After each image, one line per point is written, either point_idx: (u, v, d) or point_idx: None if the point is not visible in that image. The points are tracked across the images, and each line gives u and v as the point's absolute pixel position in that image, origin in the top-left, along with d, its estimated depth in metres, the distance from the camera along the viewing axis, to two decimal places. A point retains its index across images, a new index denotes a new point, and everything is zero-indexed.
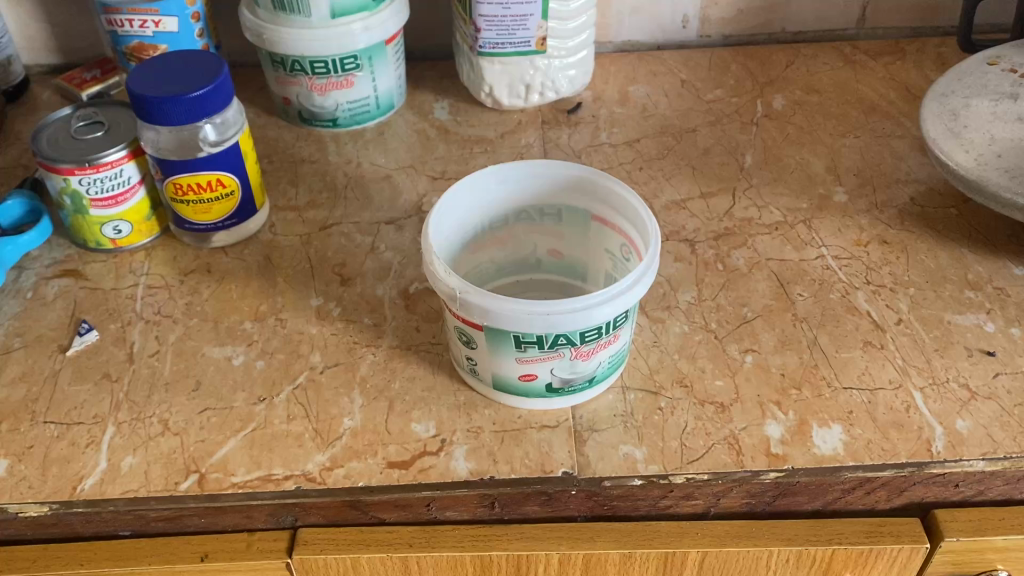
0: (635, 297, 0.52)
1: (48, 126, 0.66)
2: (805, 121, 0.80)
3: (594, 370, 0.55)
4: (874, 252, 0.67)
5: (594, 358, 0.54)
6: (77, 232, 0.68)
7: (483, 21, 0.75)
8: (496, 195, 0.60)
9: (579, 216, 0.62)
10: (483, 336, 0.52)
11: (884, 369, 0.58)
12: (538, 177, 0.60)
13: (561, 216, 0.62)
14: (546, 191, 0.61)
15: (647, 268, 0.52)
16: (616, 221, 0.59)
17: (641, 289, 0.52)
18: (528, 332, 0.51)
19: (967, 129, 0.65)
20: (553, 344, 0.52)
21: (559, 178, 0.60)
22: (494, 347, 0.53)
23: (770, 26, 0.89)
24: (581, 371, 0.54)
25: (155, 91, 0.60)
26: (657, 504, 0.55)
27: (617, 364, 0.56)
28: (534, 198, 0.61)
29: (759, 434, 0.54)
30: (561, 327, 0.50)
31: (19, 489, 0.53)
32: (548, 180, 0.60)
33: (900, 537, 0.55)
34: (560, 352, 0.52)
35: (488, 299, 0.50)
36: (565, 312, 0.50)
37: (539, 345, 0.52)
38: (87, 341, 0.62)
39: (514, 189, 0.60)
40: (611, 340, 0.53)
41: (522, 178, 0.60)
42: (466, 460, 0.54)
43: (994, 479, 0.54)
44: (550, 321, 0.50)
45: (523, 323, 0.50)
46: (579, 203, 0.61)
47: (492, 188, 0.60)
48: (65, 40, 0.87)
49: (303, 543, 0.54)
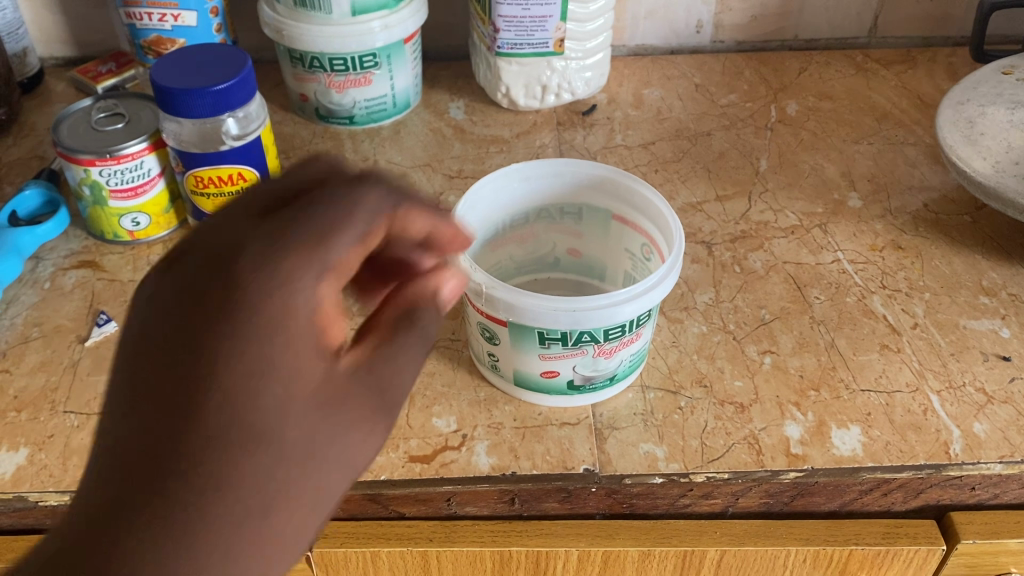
0: (659, 296, 0.52)
1: (68, 116, 0.66)
2: (819, 127, 0.81)
3: (616, 367, 0.55)
4: (890, 256, 0.67)
5: (617, 356, 0.54)
6: (94, 223, 0.68)
7: (503, 21, 0.76)
8: (519, 193, 0.61)
9: (600, 215, 0.62)
10: (507, 332, 0.53)
11: (901, 372, 0.58)
12: (560, 176, 0.60)
13: (581, 215, 0.63)
14: (568, 189, 0.61)
15: (672, 267, 0.52)
16: (637, 221, 0.60)
17: (666, 286, 0.52)
18: (553, 328, 0.51)
19: (983, 137, 0.66)
20: (577, 341, 0.52)
21: (580, 177, 0.60)
22: (518, 342, 0.53)
23: (783, 32, 0.90)
24: (603, 368, 0.54)
25: (180, 84, 0.60)
26: (675, 503, 0.55)
27: (637, 363, 0.57)
28: (555, 197, 0.62)
29: (779, 434, 0.55)
30: (588, 323, 0.50)
31: (39, 478, 0.53)
32: (571, 180, 0.61)
33: (916, 539, 0.55)
34: (583, 349, 0.53)
35: (514, 294, 0.50)
36: (590, 309, 0.50)
37: (564, 342, 0.52)
38: (106, 332, 0.61)
39: (537, 189, 0.61)
40: (633, 338, 0.54)
41: (545, 177, 0.60)
42: (488, 455, 0.54)
43: (1011, 483, 0.55)
44: (576, 317, 0.50)
45: (548, 319, 0.50)
46: (600, 203, 0.61)
47: (514, 186, 0.60)
48: (79, 33, 0.87)
49: (323, 536, 0.55)
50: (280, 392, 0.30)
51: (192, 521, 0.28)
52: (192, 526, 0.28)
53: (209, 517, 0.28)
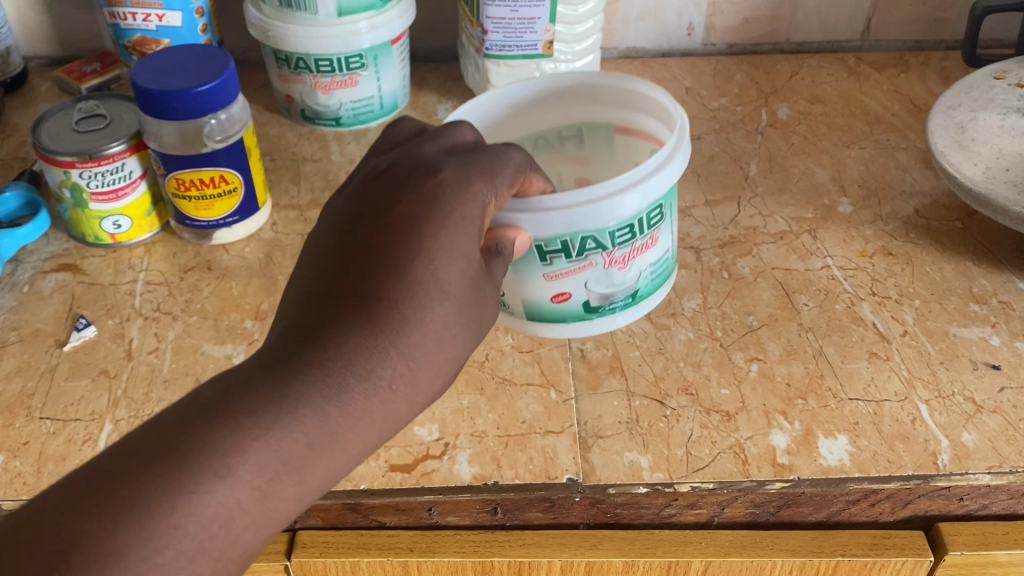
0: (662, 182, 0.54)
1: (49, 117, 0.65)
2: (810, 131, 0.80)
3: (629, 280, 0.57)
4: (880, 262, 0.67)
5: (626, 265, 0.56)
6: (75, 226, 0.67)
7: (491, 23, 0.75)
8: (517, 116, 0.63)
9: (600, 131, 0.65)
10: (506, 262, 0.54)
11: (889, 381, 0.58)
12: (556, 96, 0.63)
13: (582, 136, 0.66)
14: (566, 110, 0.64)
15: (672, 153, 0.54)
16: (640, 125, 0.63)
17: (667, 176, 0.54)
18: (554, 236, 0.52)
19: (974, 142, 0.66)
20: (582, 251, 0.53)
21: (573, 95, 0.63)
22: (522, 270, 0.55)
23: (775, 35, 0.89)
24: (615, 282, 0.56)
25: (161, 86, 0.59)
26: (660, 513, 0.55)
27: (652, 279, 0.59)
28: (554, 119, 0.65)
29: (765, 443, 0.54)
30: (588, 223, 0.52)
31: (14, 486, 0.52)
32: (566, 99, 0.64)
33: (904, 550, 0.55)
34: (592, 261, 0.54)
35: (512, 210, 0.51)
36: (587, 206, 0.51)
37: (568, 255, 0.53)
38: (84, 336, 0.61)
39: (535, 110, 0.64)
40: (641, 245, 0.55)
41: (541, 99, 0.63)
42: (470, 464, 0.53)
43: (999, 493, 0.54)
44: (572, 218, 0.51)
45: (548, 226, 0.51)
46: (600, 117, 0.64)
47: (512, 110, 0.63)
48: (63, 32, 0.86)
49: (302, 545, 0.56)
50: (433, 333, 0.40)
51: (343, 418, 0.38)
52: (342, 422, 0.38)
53: (355, 414, 0.38)
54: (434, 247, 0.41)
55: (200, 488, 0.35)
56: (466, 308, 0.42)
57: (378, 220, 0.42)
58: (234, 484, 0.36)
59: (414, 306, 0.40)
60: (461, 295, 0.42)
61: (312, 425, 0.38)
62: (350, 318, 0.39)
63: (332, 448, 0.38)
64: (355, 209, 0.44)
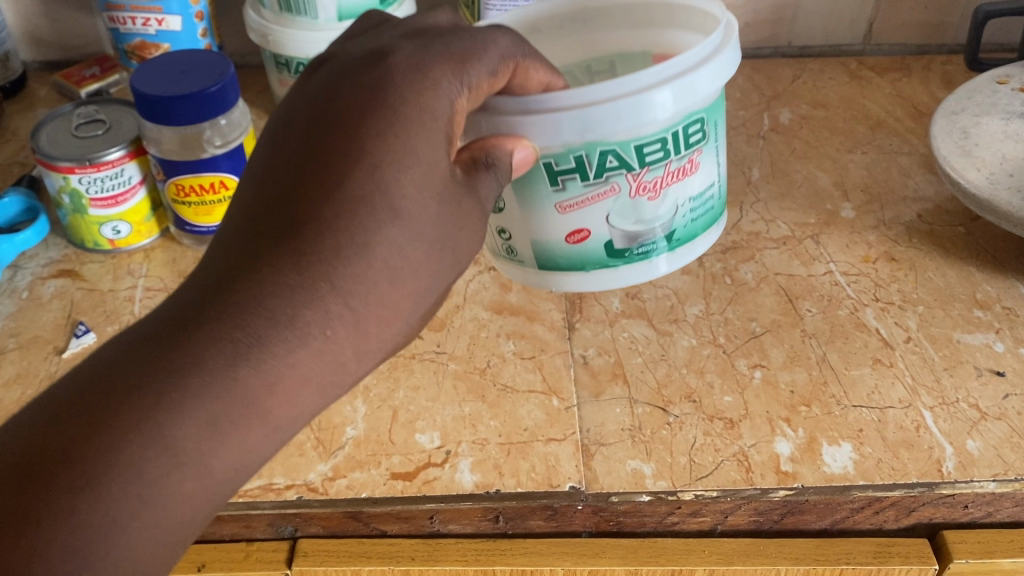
0: (696, 84, 0.49)
1: (48, 122, 0.65)
2: (812, 135, 0.80)
3: (657, 213, 0.53)
4: (883, 268, 0.66)
5: (654, 196, 0.52)
6: (74, 232, 0.66)
7: None
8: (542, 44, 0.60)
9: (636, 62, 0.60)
10: (518, 189, 0.52)
11: (893, 387, 0.57)
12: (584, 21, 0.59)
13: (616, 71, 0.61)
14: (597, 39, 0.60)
15: (709, 54, 0.50)
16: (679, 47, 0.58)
17: (701, 79, 0.49)
18: (568, 145, 0.49)
19: (977, 147, 0.65)
20: (600, 169, 0.50)
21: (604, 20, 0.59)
22: (536, 199, 0.52)
23: (776, 39, 0.90)
24: (641, 215, 0.53)
25: (161, 91, 0.59)
26: (663, 521, 0.54)
27: (686, 219, 0.55)
28: (584, 49, 0.61)
29: (768, 450, 0.54)
30: (605, 127, 0.48)
31: None
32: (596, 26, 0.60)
33: (908, 558, 0.55)
34: (613, 185, 0.51)
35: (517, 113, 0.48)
36: (605, 106, 0.47)
37: (584, 175, 0.51)
38: (84, 343, 0.60)
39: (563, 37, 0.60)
40: (670, 172, 0.52)
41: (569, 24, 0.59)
42: (472, 472, 0.53)
43: (1004, 501, 0.53)
44: (586, 120, 0.48)
45: (559, 129, 0.48)
46: (634, 44, 0.60)
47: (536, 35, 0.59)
48: (63, 37, 0.86)
49: (303, 554, 0.55)
50: (382, 262, 0.37)
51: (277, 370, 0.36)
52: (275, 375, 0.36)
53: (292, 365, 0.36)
54: (377, 167, 0.38)
55: (111, 452, 0.34)
56: (424, 230, 0.39)
57: (324, 128, 0.39)
58: (162, 440, 0.35)
59: (355, 230, 0.37)
60: (420, 211, 0.38)
61: (249, 375, 0.36)
62: (283, 251, 0.37)
63: (269, 407, 0.37)
64: (305, 112, 0.40)
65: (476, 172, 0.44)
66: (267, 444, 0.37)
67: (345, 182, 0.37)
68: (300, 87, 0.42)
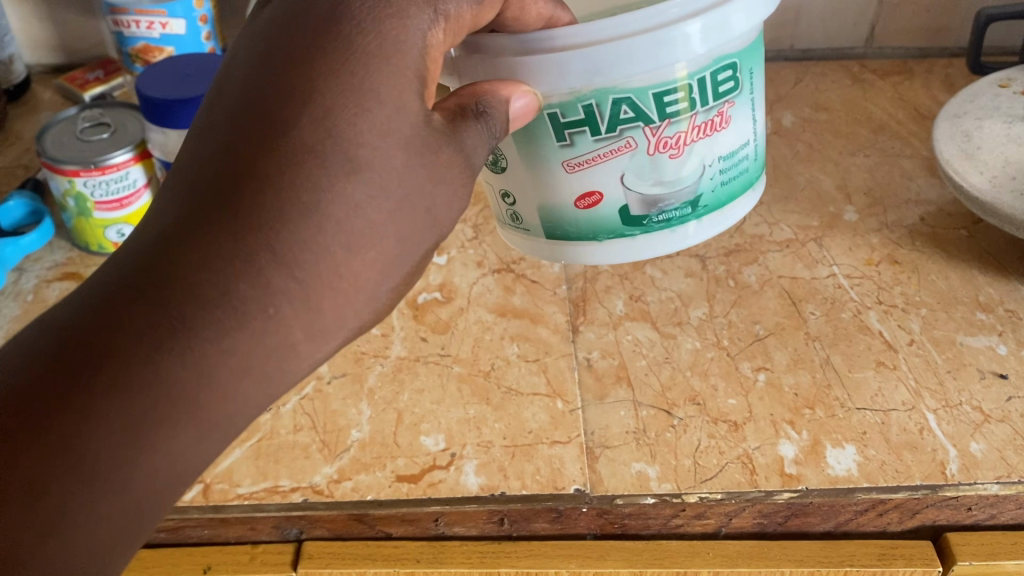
0: (727, 21, 0.47)
1: (52, 126, 0.65)
2: (815, 138, 0.80)
3: (681, 175, 0.52)
4: (886, 271, 0.66)
5: (675, 156, 0.51)
6: (79, 235, 0.67)
7: None
8: None
9: None
10: (521, 149, 0.52)
11: (896, 390, 0.57)
12: None
13: None
14: None
15: None
16: None
17: (732, 15, 0.47)
18: (579, 89, 0.47)
19: (979, 150, 0.65)
20: (613, 122, 0.49)
21: None
22: (541, 157, 0.52)
23: (779, 42, 0.90)
24: (661, 176, 0.52)
25: (165, 96, 0.59)
26: (668, 523, 0.55)
27: (714, 184, 0.54)
28: None
29: (772, 453, 0.54)
30: (620, 68, 0.46)
31: None
32: None
33: (913, 560, 0.54)
34: (629, 142, 0.50)
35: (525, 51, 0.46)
36: (623, 44, 0.45)
37: (595, 130, 0.49)
38: None
39: None
40: (693, 129, 0.50)
41: None
42: (477, 475, 0.53)
43: (1007, 503, 0.53)
44: (601, 59, 0.46)
45: (571, 69, 0.46)
46: None
47: None
48: (66, 40, 0.86)
49: (308, 556, 0.55)
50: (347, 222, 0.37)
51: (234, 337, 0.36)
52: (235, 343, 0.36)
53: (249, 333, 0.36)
54: (334, 114, 0.38)
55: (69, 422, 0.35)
56: (389, 182, 0.39)
57: (282, 72, 0.39)
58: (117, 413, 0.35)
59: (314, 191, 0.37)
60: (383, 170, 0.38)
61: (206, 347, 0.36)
62: (235, 213, 0.37)
63: (204, 404, 0.36)
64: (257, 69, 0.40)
65: (461, 122, 0.43)
66: (210, 437, 0.36)
67: (303, 129, 0.38)
68: (254, 44, 0.42)
